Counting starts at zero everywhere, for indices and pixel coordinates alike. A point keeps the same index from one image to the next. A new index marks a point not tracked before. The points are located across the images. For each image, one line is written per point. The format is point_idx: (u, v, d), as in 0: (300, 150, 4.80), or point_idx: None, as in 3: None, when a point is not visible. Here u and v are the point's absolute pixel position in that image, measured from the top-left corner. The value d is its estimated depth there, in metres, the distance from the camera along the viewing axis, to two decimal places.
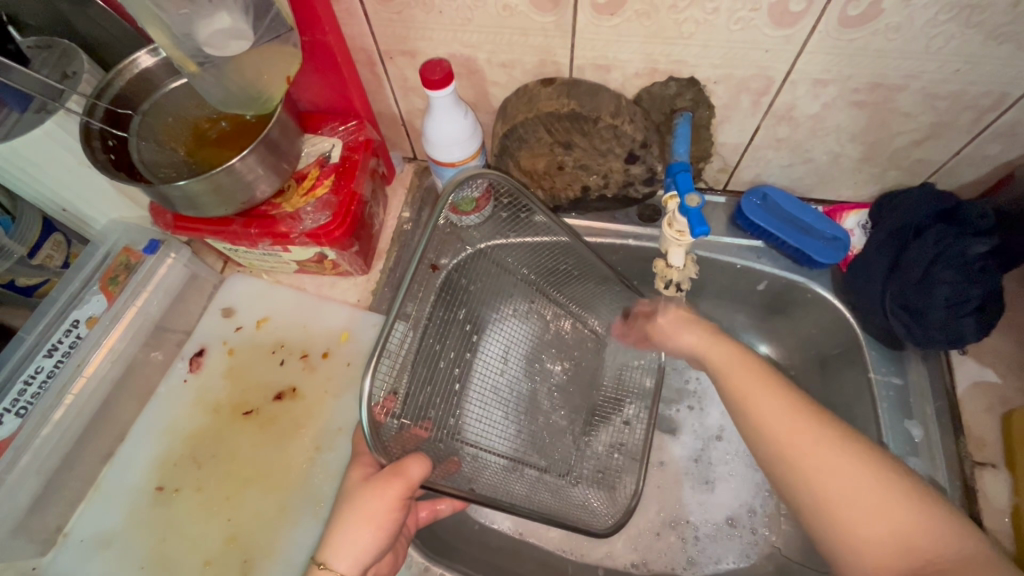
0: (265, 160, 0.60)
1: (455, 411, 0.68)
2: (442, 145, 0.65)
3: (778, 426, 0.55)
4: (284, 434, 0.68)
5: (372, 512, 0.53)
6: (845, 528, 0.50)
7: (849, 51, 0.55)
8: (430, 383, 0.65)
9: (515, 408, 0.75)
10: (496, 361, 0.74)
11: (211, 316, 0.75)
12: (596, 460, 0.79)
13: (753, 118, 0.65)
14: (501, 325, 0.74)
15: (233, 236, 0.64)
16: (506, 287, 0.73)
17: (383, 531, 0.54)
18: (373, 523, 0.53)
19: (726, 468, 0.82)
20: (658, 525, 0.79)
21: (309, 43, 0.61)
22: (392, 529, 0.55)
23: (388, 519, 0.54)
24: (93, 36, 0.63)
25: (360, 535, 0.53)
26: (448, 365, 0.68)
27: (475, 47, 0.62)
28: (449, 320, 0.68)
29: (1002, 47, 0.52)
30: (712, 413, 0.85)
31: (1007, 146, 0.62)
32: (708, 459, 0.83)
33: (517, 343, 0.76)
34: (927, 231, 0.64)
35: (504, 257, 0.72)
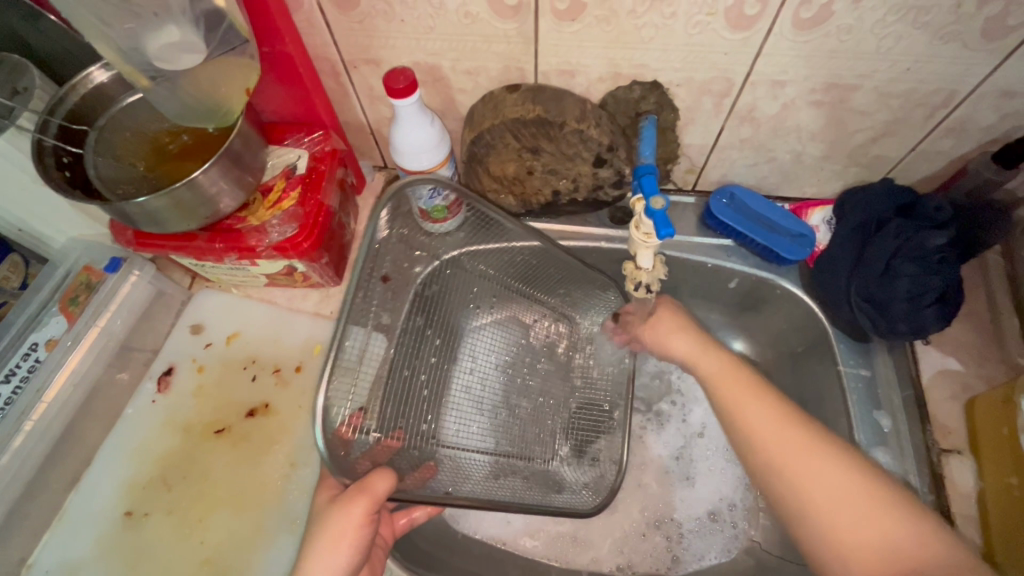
0: (228, 173, 0.59)
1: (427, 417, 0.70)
2: (409, 154, 0.64)
3: (763, 430, 0.59)
4: (257, 451, 0.67)
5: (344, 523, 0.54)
6: (833, 533, 0.52)
7: (804, 52, 0.56)
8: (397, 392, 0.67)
9: (489, 403, 0.76)
10: (465, 360, 0.75)
11: (179, 334, 0.73)
12: (577, 441, 0.80)
13: (717, 120, 0.66)
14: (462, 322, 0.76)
15: (198, 251, 0.63)
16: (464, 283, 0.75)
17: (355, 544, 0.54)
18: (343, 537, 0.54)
19: (710, 464, 0.83)
20: (641, 525, 0.79)
21: (269, 54, 0.60)
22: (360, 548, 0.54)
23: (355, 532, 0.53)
24: (45, 50, 0.61)
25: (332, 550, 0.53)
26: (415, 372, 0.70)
27: (439, 54, 0.62)
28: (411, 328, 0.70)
29: (948, 47, 0.54)
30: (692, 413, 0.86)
31: (958, 141, 0.64)
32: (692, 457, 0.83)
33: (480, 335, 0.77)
34: (887, 225, 0.66)
35: (475, 262, 0.75)
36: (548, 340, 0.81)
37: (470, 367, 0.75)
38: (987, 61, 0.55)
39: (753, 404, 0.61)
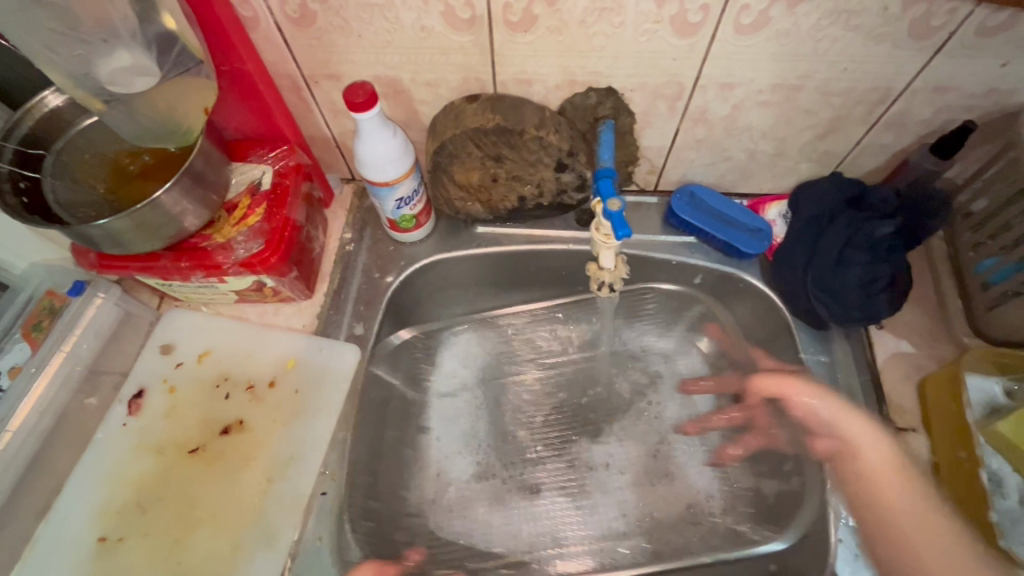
0: (190, 191, 0.59)
1: (411, 447, 0.80)
2: (374, 165, 0.65)
3: (915, 524, 0.61)
4: (233, 469, 0.66)
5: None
6: None
7: (748, 55, 0.59)
8: (385, 429, 0.78)
9: (476, 430, 0.83)
10: (451, 393, 0.85)
11: (148, 355, 0.72)
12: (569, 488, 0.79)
13: (671, 122, 0.69)
14: (446, 354, 0.87)
15: (163, 271, 0.63)
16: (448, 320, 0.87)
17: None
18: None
19: (691, 456, 0.80)
20: (616, 525, 0.77)
21: (227, 71, 0.60)
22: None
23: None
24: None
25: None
26: (402, 408, 0.81)
27: (399, 68, 0.63)
28: (394, 373, 0.81)
29: (880, 47, 0.57)
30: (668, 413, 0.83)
31: (898, 134, 0.68)
32: (678, 451, 0.80)
33: (467, 366, 0.87)
34: (838, 217, 0.69)
35: (451, 294, 0.85)
36: (531, 364, 0.86)
37: (455, 399, 0.85)
38: (917, 59, 0.58)
39: (894, 479, 0.62)
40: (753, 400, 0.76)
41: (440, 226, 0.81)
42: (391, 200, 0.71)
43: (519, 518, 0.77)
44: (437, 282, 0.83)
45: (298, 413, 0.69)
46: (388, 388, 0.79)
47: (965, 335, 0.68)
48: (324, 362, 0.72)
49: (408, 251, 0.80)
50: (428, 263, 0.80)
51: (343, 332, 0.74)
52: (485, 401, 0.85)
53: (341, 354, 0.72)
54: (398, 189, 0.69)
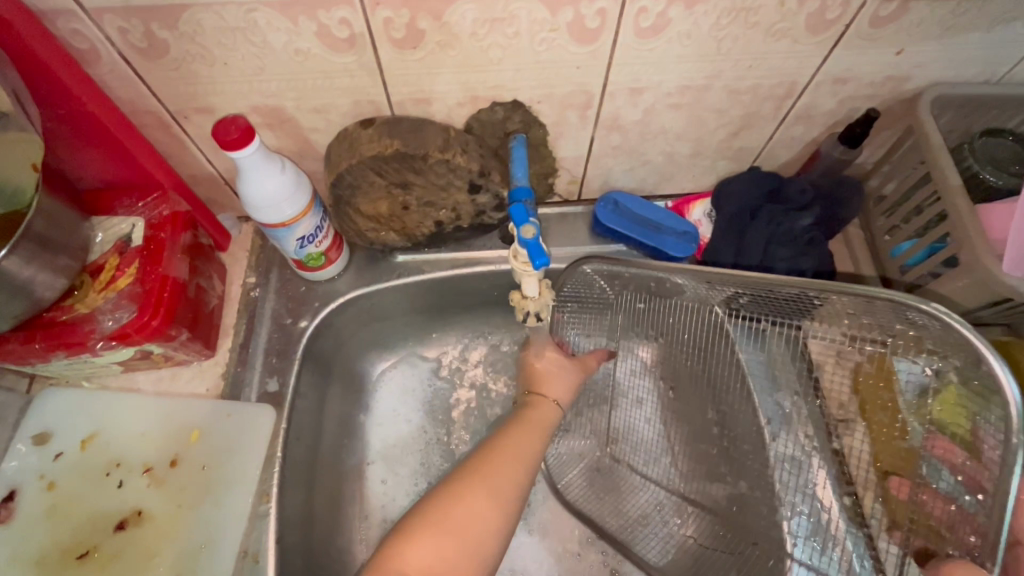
0: (36, 259, 0.50)
1: (350, 497, 0.76)
2: (261, 207, 0.58)
3: None
4: (132, 569, 0.57)
5: (505, 484, 0.60)
6: None
7: (651, 59, 0.56)
8: (320, 487, 0.71)
9: (417, 464, 0.80)
10: (386, 430, 0.81)
11: (18, 449, 0.62)
12: (615, 478, 0.79)
13: (585, 131, 0.65)
14: (380, 391, 0.83)
15: (14, 355, 0.53)
16: (375, 355, 0.82)
17: (519, 494, 0.60)
18: (525, 457, 0.63)
19: (649, 470, 0.77)
20: (575, 544, 0.79)
21: (68, 117, 0.52)
22: (533, 465, 0.64)
23: (532, 454, 0.64)
24: None
25: (488, 518, 0.57)
26: (334, 460, 0.75)
27: (278, 96, 0.57)
28: (322, 428, 0.73)
29: (780, 43, 0.56)
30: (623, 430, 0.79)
31: (807, 127, 0.68)
32: (637, 461, 0.78)
33: (401, 402, 0.83)
34: (759, 213, 0.68)
35: (376, 325, 0.79)
36: (466, 394, 0.84)
37: (393, 435, 0.81)
38: (816, 52, 0.57)
39: None
40: (688, 394, 0.76)
41: (356, 258, 0.74)
42: (291, 240, 0.63)
43: (516, 530, 0.80)
44: (356, 318, 0.76)
45: (206, 492, 0.61)
46: (316, 442, 0.71)
47: None
48: (232, 429, 0.64)
49: (322, 290, 0.72)
50: (336, 300, 0.72)
51: (254, 391, 0.66)
52: (421, 434, 0.81)
53: (254, 421, 0.64)
54: (297, 228, 0.62)
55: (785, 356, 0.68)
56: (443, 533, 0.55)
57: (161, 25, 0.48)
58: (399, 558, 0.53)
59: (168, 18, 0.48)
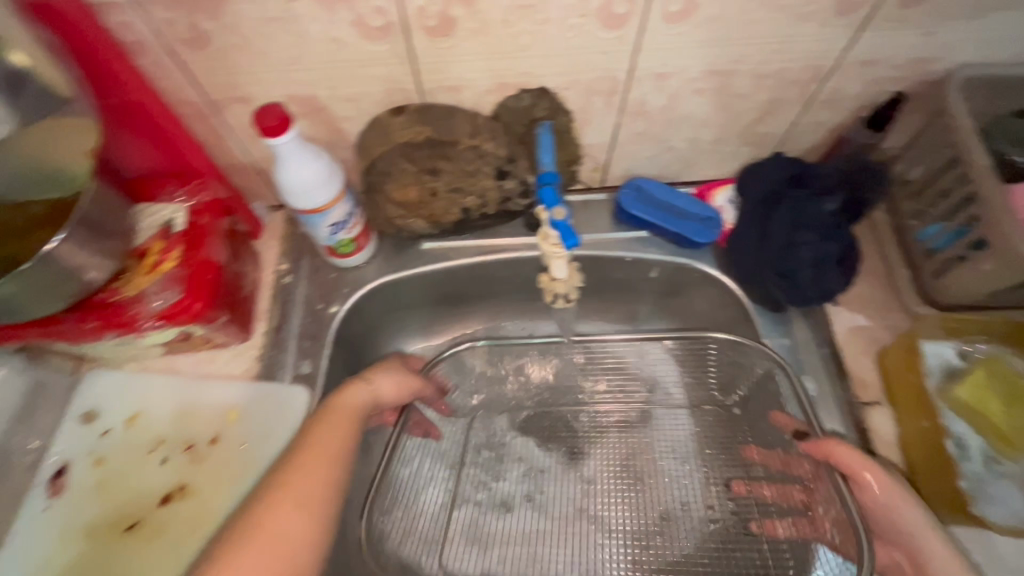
0: (87, 243, 0.52)
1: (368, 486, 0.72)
2: (298, 193, 0.60)
3: None
4: (177, 542, 0.60)
5: (314, 489, 0.50)
6: None
7: (679, 43, 0.57)
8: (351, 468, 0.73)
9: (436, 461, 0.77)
10: None
11: (68, 427, 0.65)
12: (636, 478, 0.77)
13: (610, 117, 0.66)
14: None
15: (68, 334, 0.56)
16: (400, 342, 0.84)
17: (334, 497, 0.51)
18: (333, 459, 0.53)
19: (673, 465, 0.77)
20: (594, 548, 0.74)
21: (118, 106, 0.54)
22: (351, 463, 0.54)
23: (346, 452, 0.54)
24: None
25: (291, 529, 0.47)
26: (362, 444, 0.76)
27: (314, 84, 0.58)
28: None
29: (808, 26, 0.56)
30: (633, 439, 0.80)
31: (833, 111, 0.68)
32: (654, 459, 0.78)
33: None
34: (783, 200, 0.68)
35: (401, 314, 0.81)
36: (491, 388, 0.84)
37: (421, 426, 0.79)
38: (844, 35, 0.58)
39: None
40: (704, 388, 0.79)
41: (384, 246, 0.76)
42: (324, 227, 0.65)
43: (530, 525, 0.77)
44: (383, 306, 0.78)
45: (245, 469, 0.63)
46: None
47: (917, 303, 0.69)
48: (269, 409, 0.66)
49: (351, 276, 0.74)
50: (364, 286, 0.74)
51: (289, 372, 0.68)
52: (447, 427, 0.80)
53: (290, 400, 0.66)
54: (330, 214, 0.64)
55: (731, 392, 0.77)
56: (272, 539, 0.46)
57: (206, 16, 0.50)
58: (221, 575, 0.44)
59: (213, 9, 0.50)
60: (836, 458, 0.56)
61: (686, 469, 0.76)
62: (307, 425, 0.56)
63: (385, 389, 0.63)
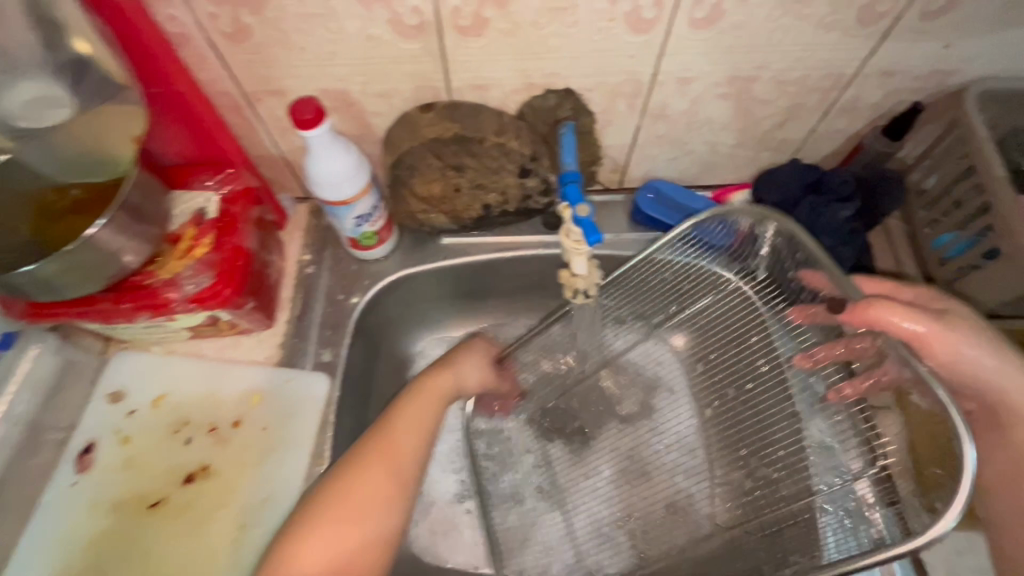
0: (127, 227, 0.54)
1: None
2: (328, 184, 0.61)
3: None
4: (199, 519, 0.62)
5: (402, 452, 0.59)
6: None
7: (703, 49, 0.59)
8: None
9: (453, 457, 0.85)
10: None
11: (95, 405, 0.67)
12: (642, 474, 0.80)
13: (632, 119, 0.68)
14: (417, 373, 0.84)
15: (104, 315, 0.58)
16: (416, 336, 0.85)
17: (419, 461, 0.59)
18: (425, 429, 0.61)
19: (680, 463, 0.80)
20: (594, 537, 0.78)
21: (161, 95, 0.56)
22: (433, 432, 0.63)
23: (432, 422, 0.63)
24: None
25: (380, 488, 0.56)
26: None
27: (347, 79, 0.60)
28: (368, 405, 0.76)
29: (830, 34, 0.58)
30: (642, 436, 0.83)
31: (851, 119, 0.69)
32: (660, 454, 0.82)
33: None
34: (800, 203, 0.70)
35: (417, 308, 0.83)
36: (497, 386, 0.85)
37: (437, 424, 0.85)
38: (866, 44, 0.59)
39: None
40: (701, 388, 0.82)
41: (405, 240, 0.78)
42: (350, 218, 0.67)
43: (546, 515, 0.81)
44: (402, 300, 0.80)
45: (267, 452, 0.65)
46: (364, 413, 0.75)
47: None
48: (290, 394, 0.68)
49: (372, 269, 0.76)
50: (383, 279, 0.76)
51: (311, 359, 0.70)
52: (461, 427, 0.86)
53: (311, 386, 0.68)
54: (357, 206, 0.65)
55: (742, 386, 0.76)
56: (353, 515, 0.54)
57: (248, 10, 0.52)
58: (295, 547, 0.52)
59: (255, 3, 0.51)
60: (883, 325, 0.53)
61: (693, 465, 0.79)
62: (399, 401, 0.64)
63: (468, 375, 0.71)
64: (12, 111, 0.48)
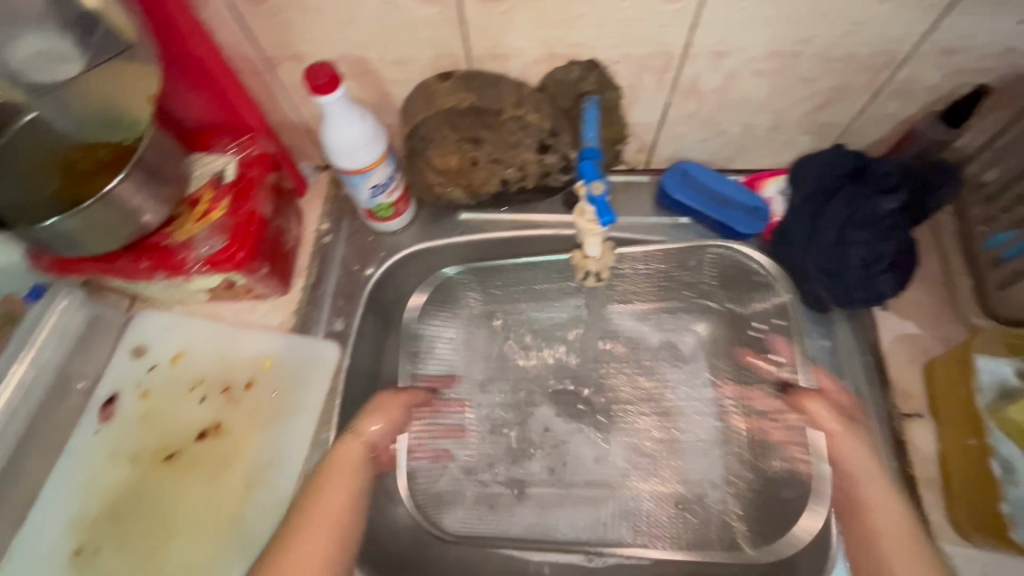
0: (145, 186, 0.55)
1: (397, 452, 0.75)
2: (342, 152, 0.61)
3: None
4: (210, 473, 0.64)
5: (328, 513, 0.56)
6: None
7: (740, 20, 0.54)
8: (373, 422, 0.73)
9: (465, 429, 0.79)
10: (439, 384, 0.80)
11: (119, 359, 0.70)
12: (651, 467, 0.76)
13: (661, 95, 0.64)
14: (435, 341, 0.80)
15: (123, 272, 0.59)
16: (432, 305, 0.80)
17: (356, 519, 0.57)
18: (342, 518, 0.56)
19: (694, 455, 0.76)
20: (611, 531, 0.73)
21: (178, 57, 0.57)
22: (356, 510, 0.58)
23: (345, 510, 0.57)
24: None
25: (322, 560, 0.53)
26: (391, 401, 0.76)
27: (364, 45, 0.59)
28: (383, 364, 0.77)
29: (885, 6, 0.52)
30: (656, 429, 0.77)
31: (905, 102, 0.63)
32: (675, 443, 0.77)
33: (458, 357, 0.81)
34: (838, 195, 0.64)
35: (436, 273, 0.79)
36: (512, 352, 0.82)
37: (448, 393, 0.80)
38: (924, 18, 0.53)
39: None
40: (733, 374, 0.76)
41: (422, 213, 0.77)
42: (365, 188, 0.66)
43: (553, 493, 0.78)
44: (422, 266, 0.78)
45: (277, 414, 0.66)
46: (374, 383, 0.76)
47: (976, 315, 0.64)
48: (300, 359, 0.69)
49: (388, 241, 0.76)
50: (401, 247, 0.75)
51: (322, 328, 0.71)
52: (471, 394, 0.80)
53: (322, 354, 0.69)
54: (371, 176, 0.64)
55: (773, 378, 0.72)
56: None
57: None
58: None
59: None
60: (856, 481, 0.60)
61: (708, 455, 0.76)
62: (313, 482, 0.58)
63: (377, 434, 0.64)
64: (22, 68, 0.48)
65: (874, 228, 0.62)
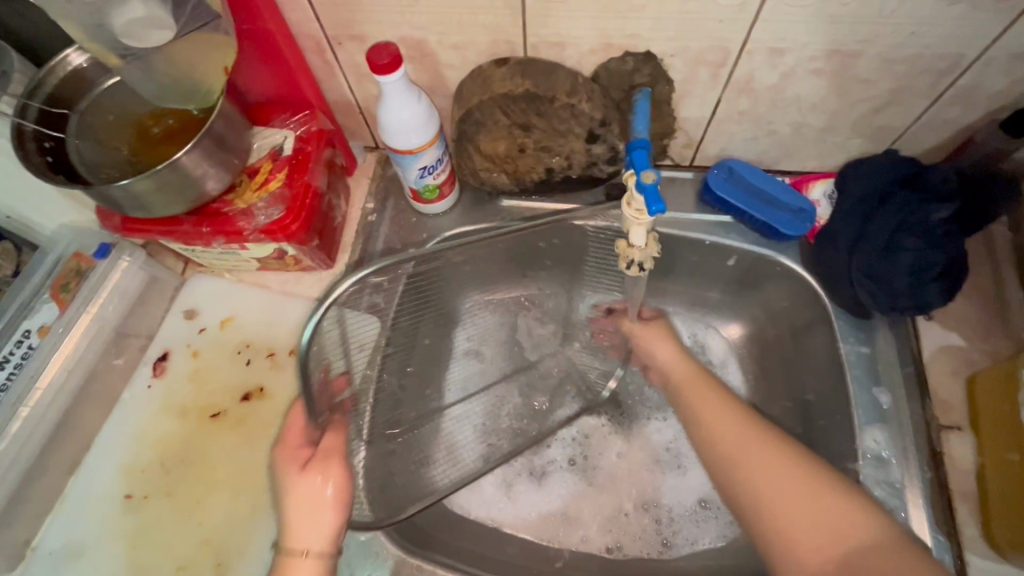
0: (211, 154, 0.57)
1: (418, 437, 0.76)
2: (396, 132, 0.62)
3: None
4: (253, 433, 0.67)
5: None
6: None
7: (803, 17, 0.54)
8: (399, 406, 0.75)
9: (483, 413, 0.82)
10: (466, 367, 0.84)
11: (173, 319, 0.73)
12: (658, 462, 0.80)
13: (713, 91, 0.64)
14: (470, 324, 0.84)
15: (185, 236, 0.62)
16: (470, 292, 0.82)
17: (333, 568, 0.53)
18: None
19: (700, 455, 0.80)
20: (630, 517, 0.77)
21: (250, 31, 0.59)
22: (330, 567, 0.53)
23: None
24: (36, 39, 0.59)
25: None
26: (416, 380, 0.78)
27: (425, 28, 0.60)
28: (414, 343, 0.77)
29: (955, 7, 0.51)
30: (677, 425, 0.82)
31: (965, 109, 0.62)
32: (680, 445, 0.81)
33: (485, 343, 0.85)
34: (890, 199, 0.64)
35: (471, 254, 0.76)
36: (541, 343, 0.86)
37: (473, 372, 0.84)
38: (996, 22, 0.52)
39: None
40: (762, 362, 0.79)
41: (465, 198, 0.78)
42: (414, 169, 0.68)
43: (568, 477, 0.80)
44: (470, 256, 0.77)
45: None
46: None
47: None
48: None
49: (430, 223, 0.77)
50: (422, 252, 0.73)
51: None
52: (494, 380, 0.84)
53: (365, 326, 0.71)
54: (422, 157, 0.66)
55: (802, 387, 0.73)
56: None
57: None
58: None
59: None
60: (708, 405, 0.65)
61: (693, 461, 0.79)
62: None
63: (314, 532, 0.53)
64: (119, 31, 0.47)
65: (921, 233, 0.62)
